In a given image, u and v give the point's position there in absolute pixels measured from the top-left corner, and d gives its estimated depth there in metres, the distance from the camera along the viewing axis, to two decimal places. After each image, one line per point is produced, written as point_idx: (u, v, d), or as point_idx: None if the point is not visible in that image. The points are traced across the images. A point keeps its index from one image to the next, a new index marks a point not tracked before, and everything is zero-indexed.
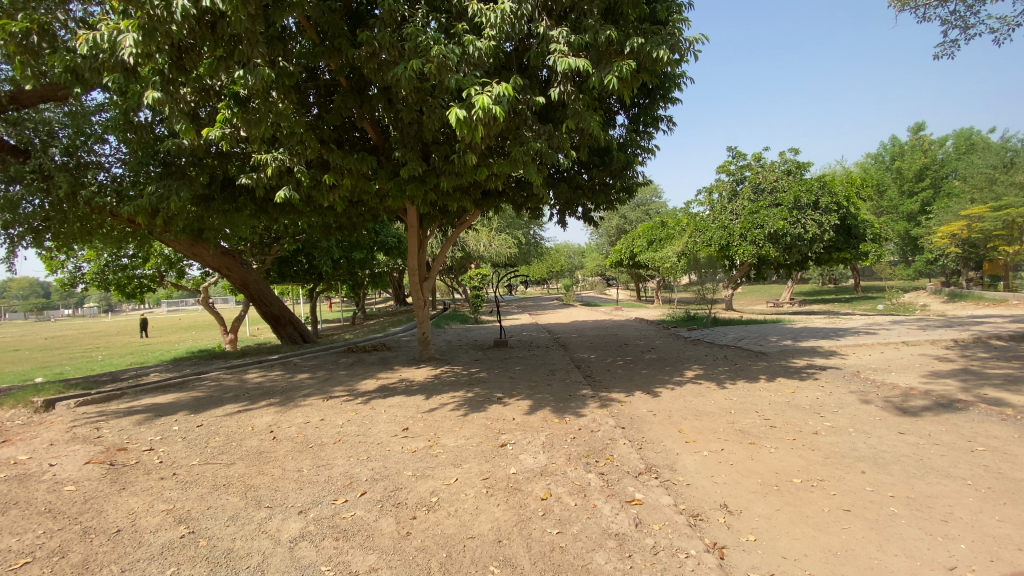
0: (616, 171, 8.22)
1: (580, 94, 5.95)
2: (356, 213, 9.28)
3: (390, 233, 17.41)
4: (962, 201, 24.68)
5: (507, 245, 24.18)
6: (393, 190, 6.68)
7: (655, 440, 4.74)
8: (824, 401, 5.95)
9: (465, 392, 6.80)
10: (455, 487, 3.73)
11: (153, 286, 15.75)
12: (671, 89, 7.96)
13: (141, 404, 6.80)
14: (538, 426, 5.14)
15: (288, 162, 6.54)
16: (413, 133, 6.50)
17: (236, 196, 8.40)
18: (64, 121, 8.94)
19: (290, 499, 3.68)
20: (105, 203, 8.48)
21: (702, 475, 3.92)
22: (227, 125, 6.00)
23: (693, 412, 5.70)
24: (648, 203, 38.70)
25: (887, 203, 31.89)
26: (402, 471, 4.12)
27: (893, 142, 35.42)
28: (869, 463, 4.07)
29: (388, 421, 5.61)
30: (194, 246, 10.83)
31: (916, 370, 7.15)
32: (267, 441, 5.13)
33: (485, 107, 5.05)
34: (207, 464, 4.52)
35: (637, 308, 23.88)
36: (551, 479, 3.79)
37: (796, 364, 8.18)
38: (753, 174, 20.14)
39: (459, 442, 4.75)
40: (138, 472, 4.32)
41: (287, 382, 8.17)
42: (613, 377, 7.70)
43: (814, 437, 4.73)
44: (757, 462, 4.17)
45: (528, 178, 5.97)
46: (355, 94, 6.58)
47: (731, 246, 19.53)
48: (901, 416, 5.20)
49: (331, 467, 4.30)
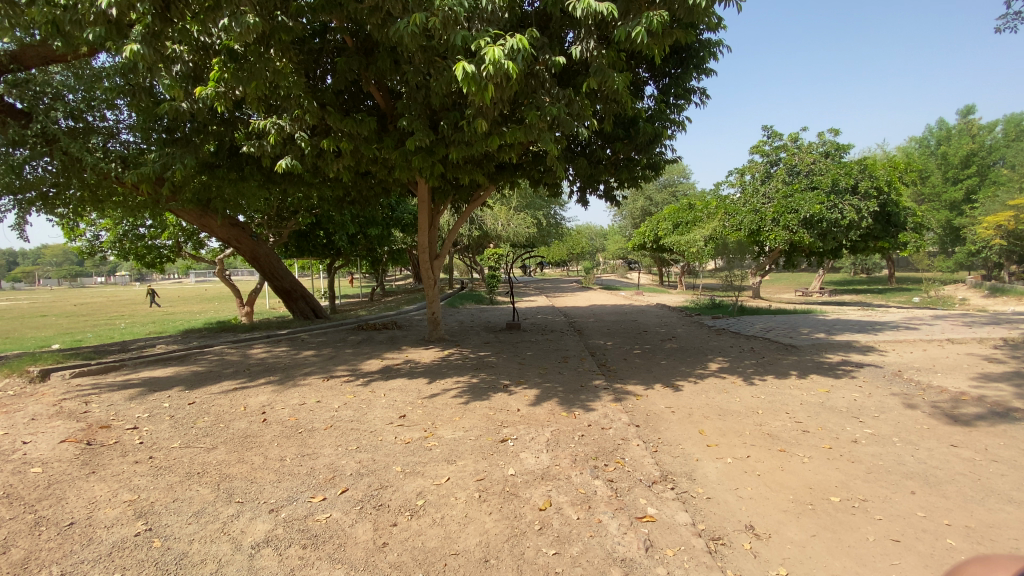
0: (642, 146, 7.60)
1: (604, 52, 5.41)
2: (366, 185, 8.89)
3: (407, 210, 17.12)
4: (1012, 189, 23.15)
5: (526, 225, 23.61)
6: (398, 160, 6.22)
7: (673, 443, 4.28)
8: (863, 403, 5.39)
9: (470, 377, 6.42)
10: (445, 488, 3.35)
11: (172, 257, 15.68)
12: (705, 58, 7.32)
13: (137, 377, 6.63)
14: (544, 420, 4.73)
15: (289, 128, 6.16)
16: (420, 98, 6.02)
17: (242, 164, 8.09)
18: (70, 85, 8.72)
19: (265, 494, 3.34)
20: (110, 169, 8.25)
21: (725, 487, 3.48)
22: (220, 83, 5.70)
23: (716, 410, 5.21)
24: (674, 184, 37.56)
25: (929, 190, 30.18)
26: (391, 465, 3.75)
27: (941, 125, 33.58)
28: (920, 482, 3.55)
29: (385, 406, 5.25)
30: (202, 217, 10.62)
31: (965, 372, 6.49)
32: (256, 424, 4.82)
33: (496, 61, 4.53)
34: (187, 447, 4.22)
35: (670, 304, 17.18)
36: (552, 485, 3.38)
37: (830, 360, 7.60)
38: (789, 155, 19.17)
39: (456, 434, 4.36)
40: (113, 453, 4.06)
41: (290, 359, 7.90)
42: (629, 368, 7.23)
43: (853, 446, 4.22)
44: (789, 474, 3.70)
45: (544, 146, 5.44)
46: (361, 54, 6.14)
47: (762, 231, 18.65)
48: (952, 425, 4.63)
49: (315, 457, 3.95)
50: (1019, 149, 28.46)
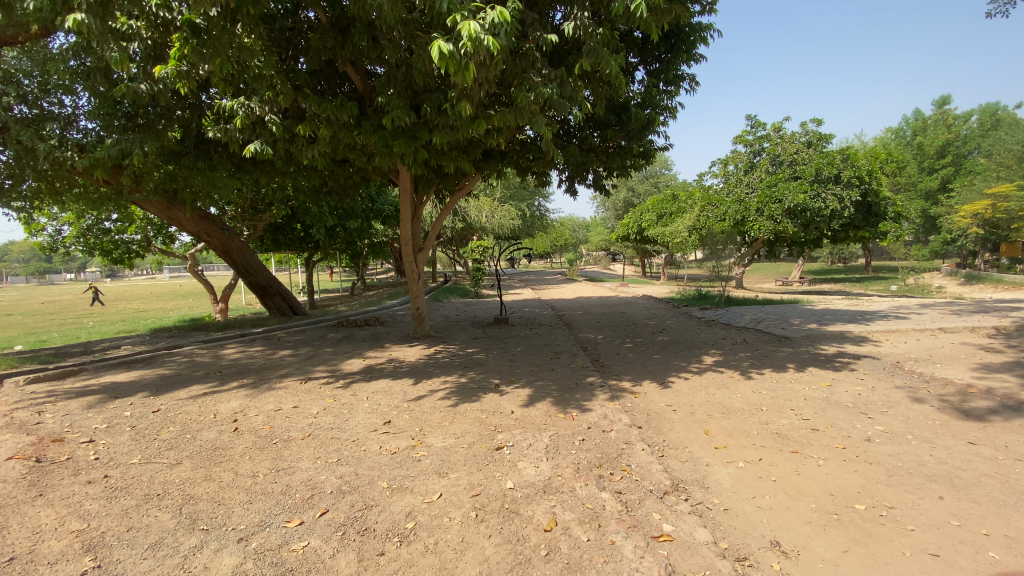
0: (634, 132, 7.27)
1: (598, 30, 5.08)
2: (344, 174, 8.45)
3: (387, 202, 16.59)
4: (988, 178, 23.43)
5: (509, 217, 23.21)
6: (378, 145, 5.80)
7: (679, 445, 4.01)
8: (869, 398, 5.19)
9: (458, 377, 6.07)
10: (437, 507, 3.01)
11: (141, 252, 14.96)
12: (696, 42, 7.07)
13: (97, 383, 6.13)
14: (540, 423, 4.41)
15: (259, 110, 5.70)
16: (400, 78, 5.62)
17: (210, 152, 7.58)
18: (26, 69, 8.09)
19: (234, 519, 2.96)
20: (66, 158, 7.66)
21: (741, 496, 3.21)
22: (182, 61, 5.23)
23: (719, 408, 4.95)
24: (657, 174, 37.45)
25: (906, 179, 30.54)
26: (376, 481, 3.39)
27: (917, 116, 34.12)
28: (946, 485, 3.33)
29: (369, 412, 4.88)
30: (169, 209, 10.04)
31: (964, 363, 6.33)
32: (226, 434, 4.41)
33: (474, 37, 4.17)
34: (148, 463, 3.81)
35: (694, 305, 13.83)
36: (556, 499, 3.07)
37: (826, 351, 7.43)
38: (772, 144, 19.10)
39: (447, 442, 4.02)
40: (64, 472, 3.63)
41: (266, 359, 7.45)
42: (623, 363, 6.96)
43: (868, 446, 4.00)
44: (806, 479, 3.45)
45: (535, 130, 5.09)
46: (336, 31, 5.74)
47: (747, 220, 18.78)
48: (965, 420, 4.45)
49: (291, 473, 3.57)
50: (993, 138, 28.93)
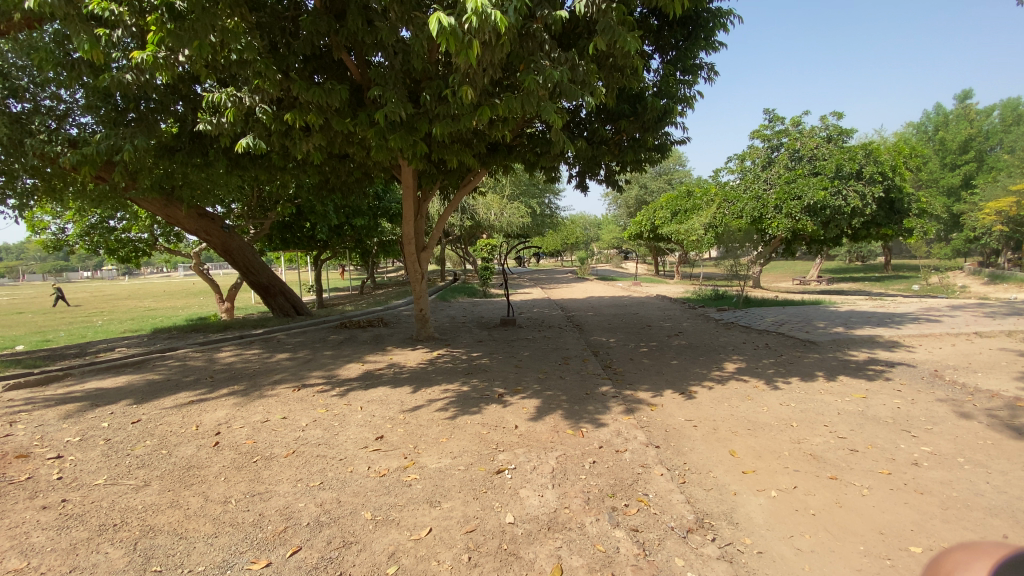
0: (649, 124, 6.83)
1: (613, 5, 4.61)
2: (345, 170, 8.09)
3: (395, 200, 16.22)
4: (1014, 174, 22.57)
5: (519, 215, 22.76)
6: (374, 139, 5.40)
7: (701, 468, 3.59)
8: (909, 412, 4.70)
9: (460, 385, 5.67)
10: (424, 546, 2.62)
11: (147, 251, 14.72)
12: (715, 29, 6.61)
13: (80, 389, 5.81)
14: (546, 441, 4.00)
15: (248, 101, 5.36)
16: (398, 65, 5.24)
17: (205, 147, 7.24)
18: (20, 63, 7.82)
19: (193, 559, 2.58)
20: (57, 152, 7.36)
21: (776, 535, 2.78)
22: (161, 47, 4.87)
23: (745, 423, 4.50)
24: (670, 171, 36.85)
25: (927, 176, 29.71)
26: (359, 510, 3.01)
27: (938, 110, 33.24)
28: (1011, 521, 2.87)
29: (360, 425, 4.50)
30: (167, 207, 9.74)
31: (1008, 372, 5.83)
32: (204, 449, 4.06)
33: (480, 10, 3.77)
34: (114, 485, 3.46)
35: (710, 305, 13.43)
36: (561, 539, 2.66)
37: (856, 357, 6.94)
38: (791, 139, 18.52)
39: (442, 462, 3.63)
40: (19, 495, 3.29)
41: (261, 364, 7.10)
42: (637, 369, 6.53)
43: (915, 471, 3.54)
44: (851, 514, 3.00)
45: (544, 118, 4.69)
46: (330, 16, 5.36)
47: (764, 218, 18.10)
48: (1022, 440, 3.97)
49: (266, 499, 3.20)
50: (1018, 133, 27.98)
